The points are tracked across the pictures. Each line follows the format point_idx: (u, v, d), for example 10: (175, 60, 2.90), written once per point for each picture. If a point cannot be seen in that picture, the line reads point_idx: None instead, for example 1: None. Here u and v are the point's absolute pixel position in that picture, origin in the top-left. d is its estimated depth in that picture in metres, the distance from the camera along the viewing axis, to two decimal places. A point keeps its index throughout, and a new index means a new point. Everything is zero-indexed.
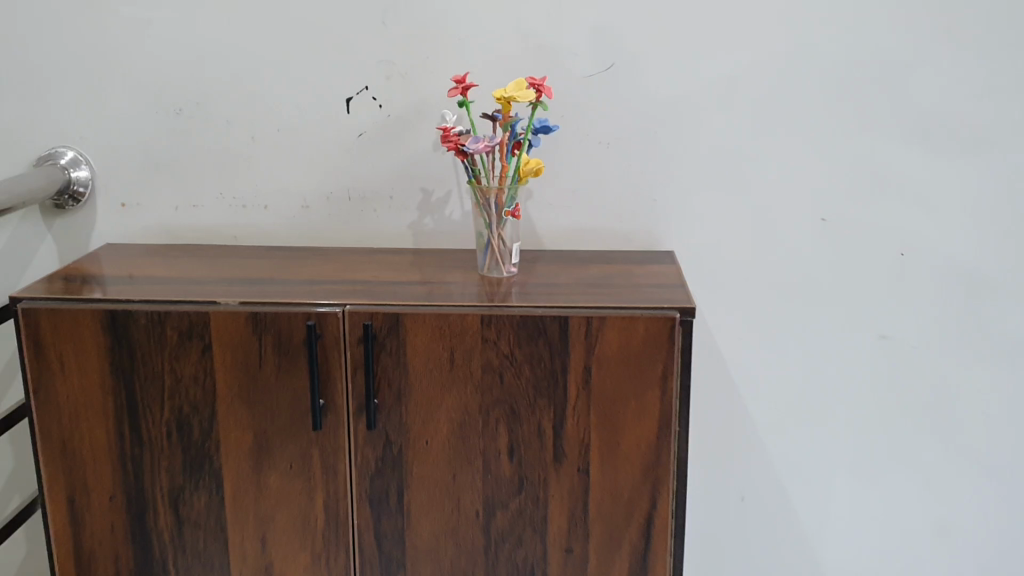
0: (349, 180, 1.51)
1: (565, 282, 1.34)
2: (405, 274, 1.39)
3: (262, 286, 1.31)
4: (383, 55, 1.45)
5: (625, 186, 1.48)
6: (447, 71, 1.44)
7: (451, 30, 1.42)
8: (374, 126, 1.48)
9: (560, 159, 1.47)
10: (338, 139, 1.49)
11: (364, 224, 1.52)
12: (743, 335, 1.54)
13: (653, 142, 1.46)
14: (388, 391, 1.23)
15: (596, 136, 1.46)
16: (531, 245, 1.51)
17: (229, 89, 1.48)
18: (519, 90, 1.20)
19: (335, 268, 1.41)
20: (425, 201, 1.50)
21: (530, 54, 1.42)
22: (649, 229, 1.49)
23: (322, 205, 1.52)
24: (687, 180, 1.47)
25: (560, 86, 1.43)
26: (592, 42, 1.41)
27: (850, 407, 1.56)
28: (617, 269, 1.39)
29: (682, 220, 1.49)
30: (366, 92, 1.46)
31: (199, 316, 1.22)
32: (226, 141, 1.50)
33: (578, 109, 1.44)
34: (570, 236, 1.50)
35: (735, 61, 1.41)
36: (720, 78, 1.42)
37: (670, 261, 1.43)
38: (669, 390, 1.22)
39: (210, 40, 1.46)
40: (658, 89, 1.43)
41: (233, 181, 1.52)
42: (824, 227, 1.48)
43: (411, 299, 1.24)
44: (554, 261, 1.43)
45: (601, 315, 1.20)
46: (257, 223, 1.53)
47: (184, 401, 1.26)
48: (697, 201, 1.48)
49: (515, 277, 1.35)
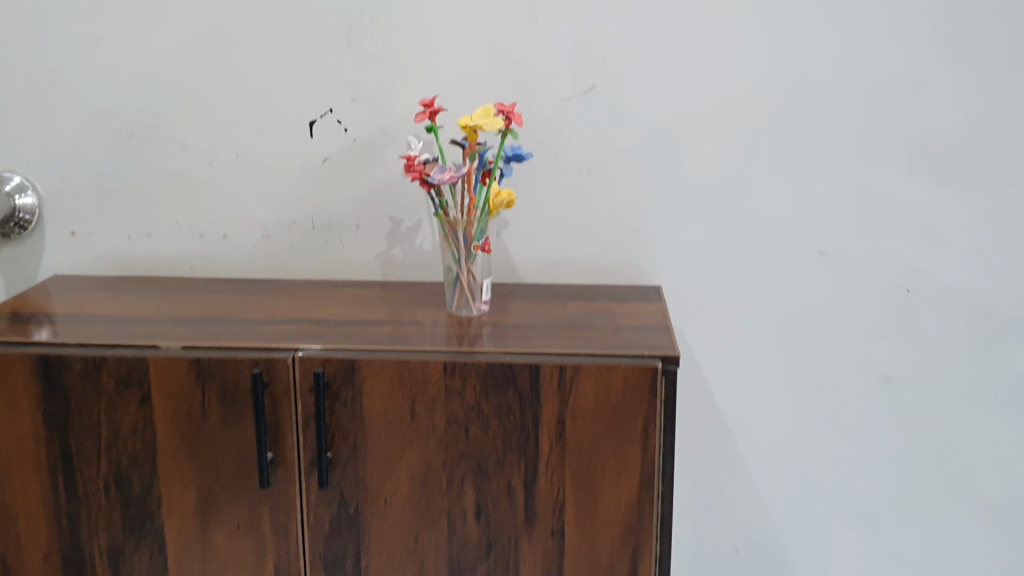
0: (312, 208, 1.40)
1: (543, 321, 1.22)
2: (369, 312, 1.29)
3: (211, 326, 1.21)
4: (348, 76, 1.34)
5: (609, 216, 1.37)
6: (416, 92, 1.34)
7: (421, 50, 1.32)
8: (339, 151, 1.37)
9: (539, 187, 1.37)
10: (301, 165, 1.38)
11: (330, 255, 1.42)
12: (736, 375, 1.43)
13: (639, 169, 1.35)
14: (343, 444, 1.13)
15: (577, 162, 1.35)
16: (508, 278, 1.41)
17: (185, 110, 1.38)
18: (486, 117, 1.11)
19: (295, 304, 1.31)
20: (394, 230, 1.40)
21: (506, 74, 1.32)
22: (634, 261, 1.39)
23: (285, 234, 1.41)
24: (676, 210, 1.36)
25: (538, 110, 1.33)
26: (572, 61, 1.31)
27: (851, 452, 1.45)
28: (599, 306, 1.28)
29: (670, 251, 1.38)
30: (330, 115, 1.36)
31: (136, 363, 1.12)
32: (182, 167, 1.40)
33: (557, 133, 1.34)
34: (550, 268, 1.40)
35: (728, 82, 1.31)
36: (711, 101, 1.32)
37: (657, 297, 1.32)
38: (651, 446, 1.11)
39: (164, 58, 1.36)
40: (644, 112, 1.33)
41: (190, 209, 1.41)
42: (823, 260, 1.37)
43: (369, 344, 1.14)
44: (530, 296, 1.33)
45: (576, 362, 1.09)
46: (215, 253, 1.43)
47: (123, 452, 1.16)
48: (686, 231, 1.37)
49: (487, 316, 1.24)
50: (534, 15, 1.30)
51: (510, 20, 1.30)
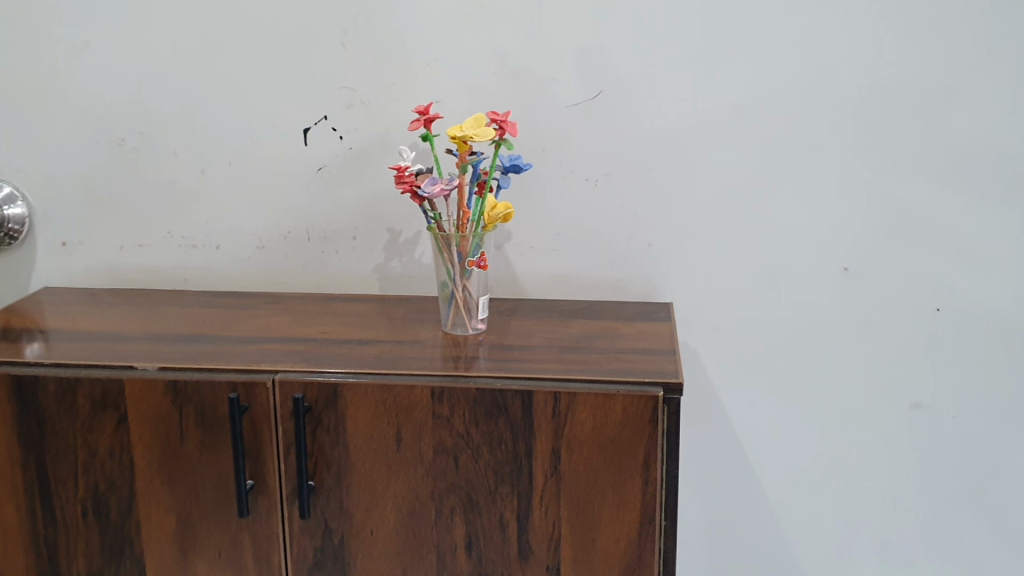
0: (308, 219, 1.34)
1: (541, 342, 1.16)
2: (362, 328, 1.22)
3: (195, 344, 1.15)
4: (343, 81, 1.28)
5: (617, 228, 1.30)
6: (414, 98, 1.27)
7: (418, 54, 1.26)
8: (334, 159, 1.31)
9: (543, 197, 1.30)
10: (296, 174, 1.33)
11: (326, 268, 1.36)
12: (752, 396, 1.36)
13: (649, 179, 1.28)
14: (326, 472, 1.07)
15: (584, 172, 1.28)
16: (512, 293, 1.35)
17: (175, 117, 1.32)
18: (478, 128, 1.05)
19: (286, 319, 1.25)
20: (392, 242, 1.34)
21: (508, 78, 1.25)
22: (644, 276, 1.32)
23: (279, 246, 1.36)
24: (689, 222, 1.29)
25: (542, 117, 1.26)
26: (577, 66, 1.24)
27: (876, 479, 1.37)
28: (603, 325, 1.21)
29: (682, 266, 1.31)
30: (324, 122, 1.30)
31: (112, 384, 1.07)
32: (174, 175, 1.35)
33: (562, 141, 1.27)
34: (555, 284, 1.34)
35: (744, 87, 1.23)
36: (725, 107, 1.24)
37: (666, 315, 1.24)
38: (652, 479, 1.04)
39: (154, 63, 1.31)
40: (654, 119, 1.25)
41: (182, 219, 1.36)
42: (846, 277, 1.29)
43: (355, 366, 1.08)
44: (533, 312, 1.26)
45: (572, 389, 1.02)
46: (208, 265, 1.38)
47: (100, 476, 1.11)
48: (700, 245, 1.30)
49: (483, 336, 1.17)
50: (537, 17, 1.23)
51: (512, 22, 1.23)
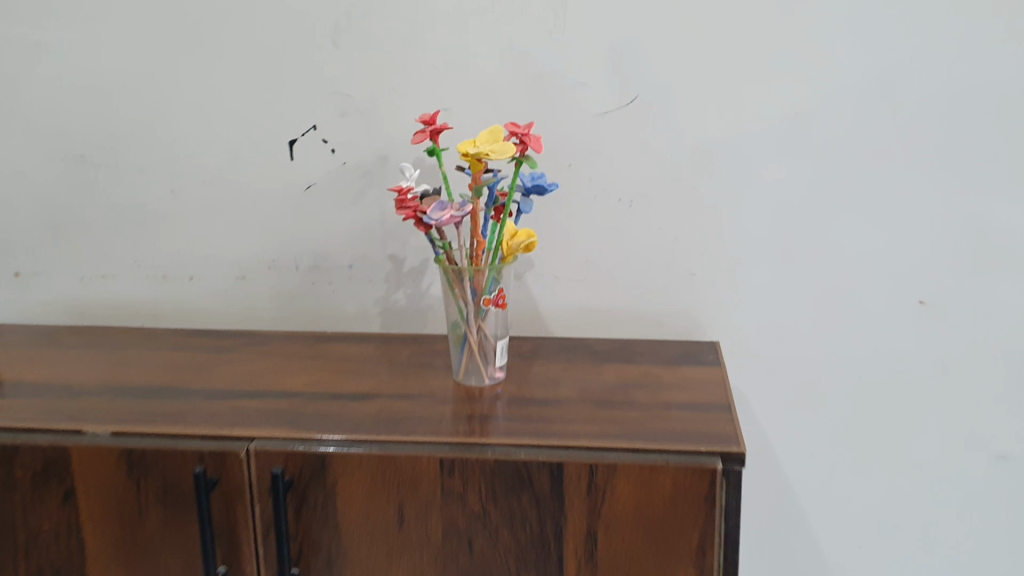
0: (296, 245, 1.16)
1: (570, 393, 0.97)
2: (359, 373, 1.04)
3: (159, 400, 0.97)
4: (335, 87, 1.09)
5: (654, 255, 1.12)
6: (419, 105, 1.09)
7: (421, 55, 1.07)
8: (326, 175, 1.13)
9: (570, 219, 1.12)
10: (281, 194, 1.14)
11: (318, 302, 1.18)
12: (811, 447, 1.17)
13: (691, 199, 1.09)
14: (315, 557, 0.89)
15: (616, 190, 1.10)
16: (534, 331, 1.17)
17: (141, 130, 1.14)
18: (494, 143, 0.86)
19: (269, 363, 1.07)
20: (394, 272, 1.15)
21: (528, 82, 1.07)
22: (687, 310, 1.14)
23: (263, 277, 1.18)
24: (739, 248, 1.11)
25: (566, 128, 1.08)
26: (607, 69, 1.06)
27: (953, 542, 1.19)
28: (642, 371, 1.02)
29: (731, 299, 1.13)
30: (314, 133, 1.11)
31: (56, 452, 0.89)
32: (140, 197, 1.17)
33: (590, 156, 1.09)
34: (582, 321, 1.16)
35: (806, 91, 1.04)
36: (785, 114, 1.05)
37: (714, 359, 1.06)
38: (707, 566, 0.85)
39: (115, 68, 1.12)
40: (700, 130, 1.07)
41: (151, 247, 1.19)
42: (921, 311, 1.11)
43: (347, 429, 0.90)
44: (558, 354, 1.08)
45: (609, 460, 0.83)
46: (182, 298, 1.20)
47: (46, 559, 0.93)
48: (752, 274, 1.11)
49: (501, 386, 0.99)
50: (562, 10, 1.04)
51: (532, 16, 1.05)
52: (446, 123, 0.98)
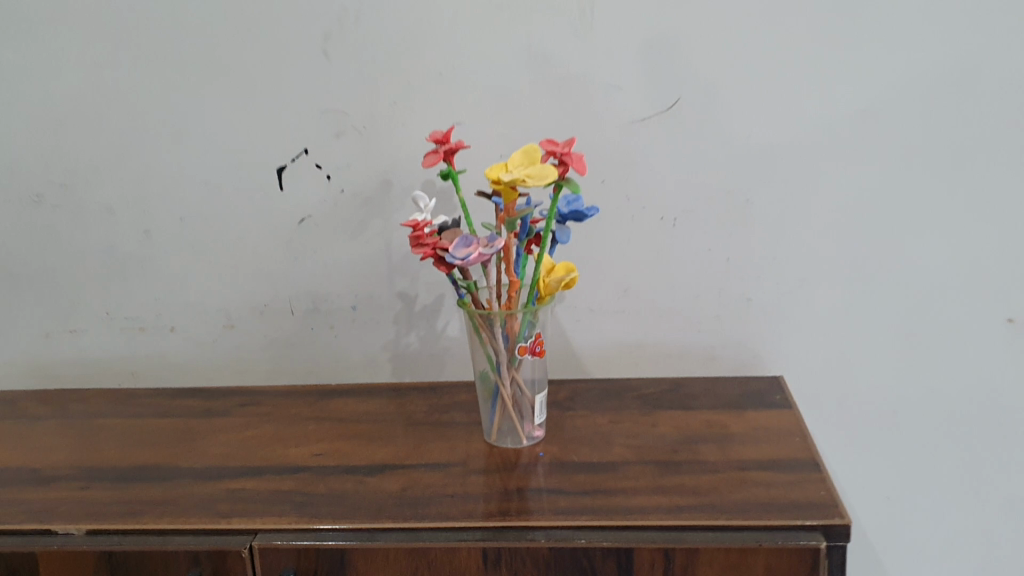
0: (290, 286, 1.01)
1: (624, 451, 0.83)
2: (373, 435, 0.90)
3: (142, 484, 0.83)
4: (327, 104, 0.95)
5: (702, 280, 0.98)
6: (425, 121, 0.94)
7: (426, 63, 0.92)
8: (321, 206, 0.98)
9: (605, 244, 0.97)
10: (270, 229, 0.99)
11: (319, 349, 1.03)
12: (887, 488, 1.04)
13: (745, 215, 0.95)
14: None
15: (658, 208, 0.95)
16: (567, 372, 1.02)
17: (106, 163, 0.99)
18: (531, 167, 0.71)
19: (267, 429, 0.92)
20: (405, 312, 1.00)
21: (551, 89, 0.92)
22: (741, 340, 0.99)
23: (253, 324, 1.03)
24: (801, 268, 0.96)
25: (598, 140, 0.93)
26: (643, 69, 0.91)
27: None
28: (703, 419, 0.88)
29: (792, 326, 0.99)
30: (305, 158, 0.97)
31: (20, 560, 0.74)
32: (109, 239, 1.02)
33: (626, 170, 0.94)
34: (622, 358, 1.01)
35: (876, 85, 0.90)
36: (851, 114, 0.90)
37: (782, 399, 0.91)
38: None
39: (72, 92, 0.97)
40: (752, 135, 0.92)
41: (124, 296, 1.04)
42: (1012, 331, 0.96)
43: (367, 513, 0.75)
44: (601, 400, 0.93)
45: (689, 543, 0.69)
46: (162, 352, 1.05)
47: None
48: (816, 298, 0.97)
49: (542, 447, 0.85)
50: (588, 4, 0.89)
51: (552, 11, 0.90)
52: (464, 142, 0.83)
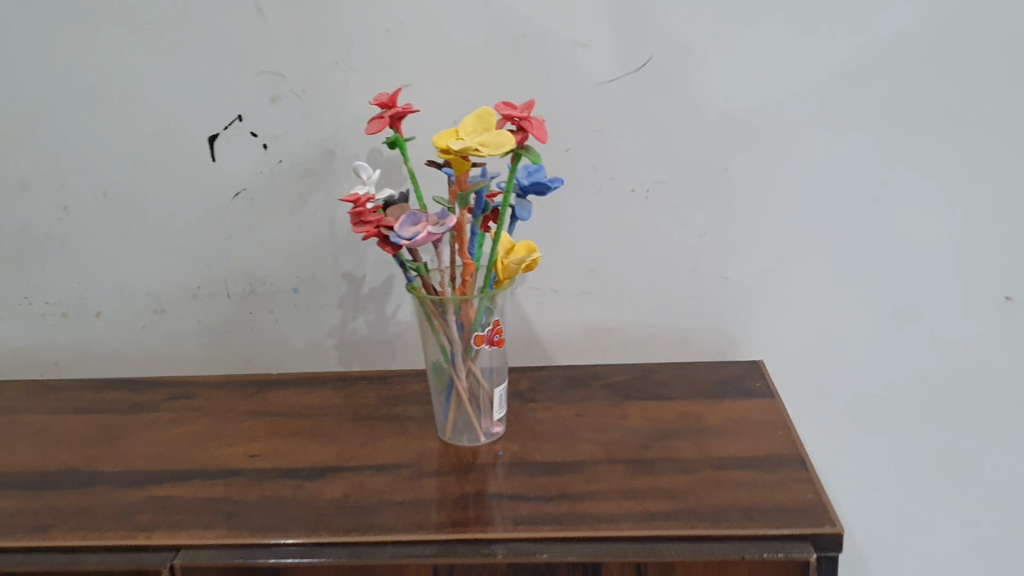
0: (225, 267, 0.92)
1: (590, 447, 0.75)
2: (316, 431, 0.81)
3: (55, 492, 0.74)
4: (262, 64, 0.85)
5: (675, 258, 0.90)
6: (371, 82, 0.85)
7: (370, 19, 0.83)
8: (258, 178, 0.89)
9: (569, 219, 0.89)
10: (202, 204, 0.90)
11: (258, 336, 0.94)
12: (871, 476, 0.97)
13: (722, 186, 0.87)
14: None
15: (627, 179, 0.87)
16: (528, 359, 0.94)
17: (15, 132, 0.89)
18: (485, 134, 0.63)
19: (198, 426, 0.83)
20: (351, 295, 0.92)
21: (508, 46, 0.83)
22: (717, 322, 0.92)
23: (186, 308, 0.93)
24: (782, 244, 0.88)
25: (561, 104, 0.84)
26: (610, 25, 0.82)
27: None
28: (677, 411, 0.80)
29: (772, 306, 0.91)
30: (239, 125, 0.87)
31: None
32: (22, 217, 0.92)
33: (592, 138, 0.85)
34: (586, 344, 0.94)
35: (866, 43, 0.81)
36: (839, 74, 0.82)
37: (763, 387, 0.84)
38: None
39: None
40: (731, 98, 0.83)
41: (42, 279, 0.94)
42: (1007, 309, 0.89)
43: (305, 525, 0.67)
44: (567, 390, 0.85)
45: (663, 557, 0.61)
46: (87, 340, 0.95)
47: None
48: (799, 276, 0.90)
49: (501, 445, 0.77)
50: None
51: None
52: (412, 106, 0.75)
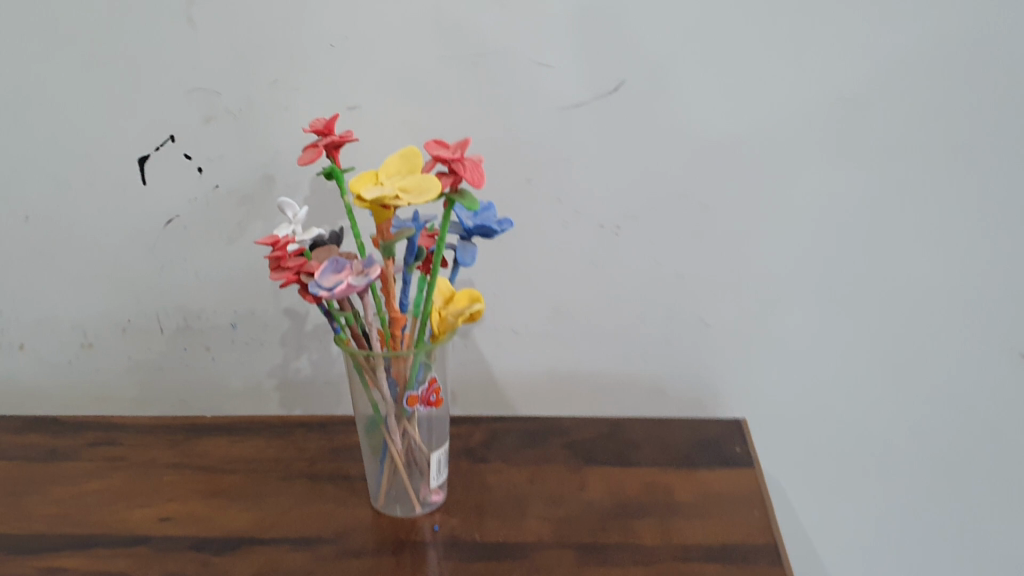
0: (157, 301, 0.84)
1: (539, 525, 0.67)
2: (240, 490, 0.73)
3: None
4: (195, 80, 0.77)
5: (650, 301, 0.81)
6: (314, 102, 0.77)
7: (312, 32, 0.74)
8: (192, 205, 0.81)
9: (532, 257, 0.80)
10: (132, 231, 0.82)
11: (193, 374, 0.87)
12: (866, 541, 0.88)
13: (704, 224, 0.77)
14: None
15: (598, 214, 0.78)
16: (487, 407, 0.87)
17: None
18: (410, 179, 0.54)
19: (113, 480, 0.75)
20: (294, 333, 0.84)
21: (465, 66, 0.74)
22: (694, 370, 0.84)
23: (115, 343, 0.86)
24: (770, 289, 0.79)
25: (524, 130, 0.76)
26: (579, 44, 0.72)
27: None
28: (643, 481, 0.72)
29: (758, 356, 0.82)
30: (171, 146, 0.79)
31: None
32: None
33: (559, 168, 0.77)
34: (550, 391, 0.86)
35: (870, 70, 0.71)
36: (838, 103, 0.72)
37: (743, 454, 0.75)
38: None
39: None
40: (715, 127, 0.74)
41: None
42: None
43: None
44: (522, 448, 0.77)
45: None
46: (10, 374, 0.88)
47: None
48: (787, 323, 0.80)
49: (441, 517, 0.69)
50: None
51: None
52: (352, 133, 0.65)
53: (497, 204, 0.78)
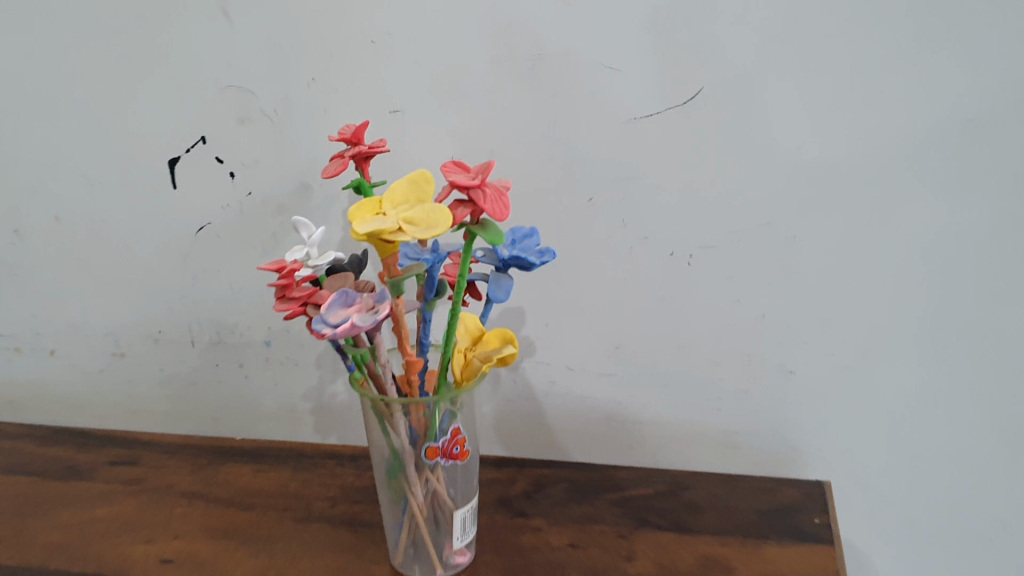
0: (188, 313, 0.79)
1: None
2: (251, 530, 0.66)
3: None
4: (227, 77, 0.70)
5: (724, 342, 0.71)
6: (355, 105, 0.69)
7: (350, 27, 0.66)
8: (225, 212, 0.74)
9: (590, 286, 0.71)
10: (165, 238, 0.77)
11: (226, 391, 0.83)
12: None
13: (790, 259, 0.67)
14: None
15: (668, 242, 0.68)
16: (536, 450, 0.80)
17: None
18: (421, 208, 0.46)
19: (122, 508, 0.70)
20: (330, 354, 0.77)
21: (519, 69, 0.65)
22: (775, 424, 0.73)
23: (145, 353, 0.82)
24: (866, 337, 0.68)
25: (585, 144, 0.66)
26: (650, 48, 0.62)
27: None
28: (700, 556, 0.62)
29: (849, 412, 0.71)
30: (203, 148, 0.73)
31: None
32: None
33: (624, 189, 0.67)
34: (604, 437, 0.77)
35: (1001, 87, 0.59)
36: (959, 126, 0.61)
37: (819, 526, 0.65)
38: None
39: None
40: (807, 148, 0.63)
41: None
42: None
43: None
44: (568, 504, 0.68)
45: None
46: (41, 378, 0.86)
47: None
48: (885, 377, 0.69)
49: None
50: None
51: None
52: (383, 141, 0.56)
53: (554, 227, 0.70)
